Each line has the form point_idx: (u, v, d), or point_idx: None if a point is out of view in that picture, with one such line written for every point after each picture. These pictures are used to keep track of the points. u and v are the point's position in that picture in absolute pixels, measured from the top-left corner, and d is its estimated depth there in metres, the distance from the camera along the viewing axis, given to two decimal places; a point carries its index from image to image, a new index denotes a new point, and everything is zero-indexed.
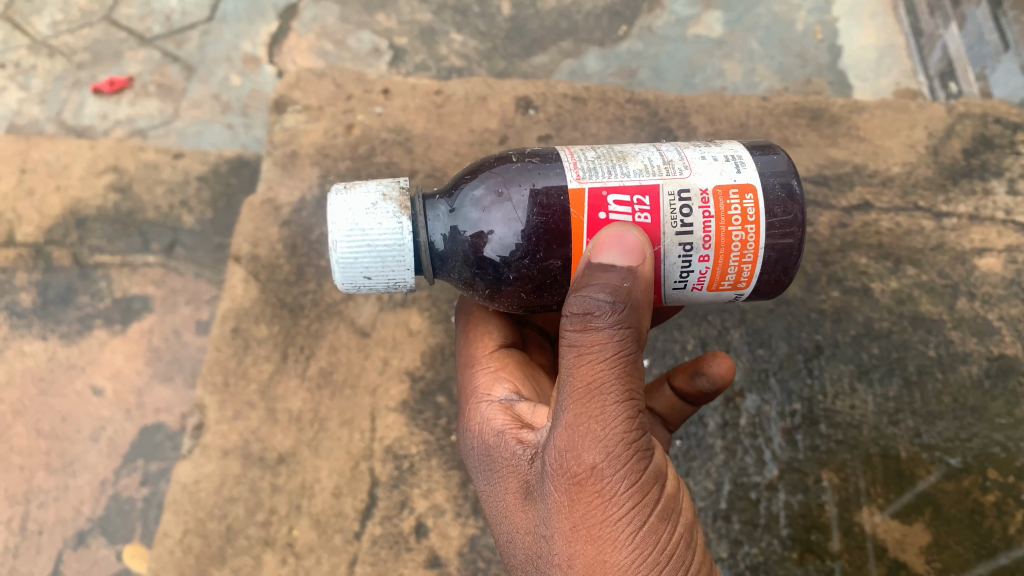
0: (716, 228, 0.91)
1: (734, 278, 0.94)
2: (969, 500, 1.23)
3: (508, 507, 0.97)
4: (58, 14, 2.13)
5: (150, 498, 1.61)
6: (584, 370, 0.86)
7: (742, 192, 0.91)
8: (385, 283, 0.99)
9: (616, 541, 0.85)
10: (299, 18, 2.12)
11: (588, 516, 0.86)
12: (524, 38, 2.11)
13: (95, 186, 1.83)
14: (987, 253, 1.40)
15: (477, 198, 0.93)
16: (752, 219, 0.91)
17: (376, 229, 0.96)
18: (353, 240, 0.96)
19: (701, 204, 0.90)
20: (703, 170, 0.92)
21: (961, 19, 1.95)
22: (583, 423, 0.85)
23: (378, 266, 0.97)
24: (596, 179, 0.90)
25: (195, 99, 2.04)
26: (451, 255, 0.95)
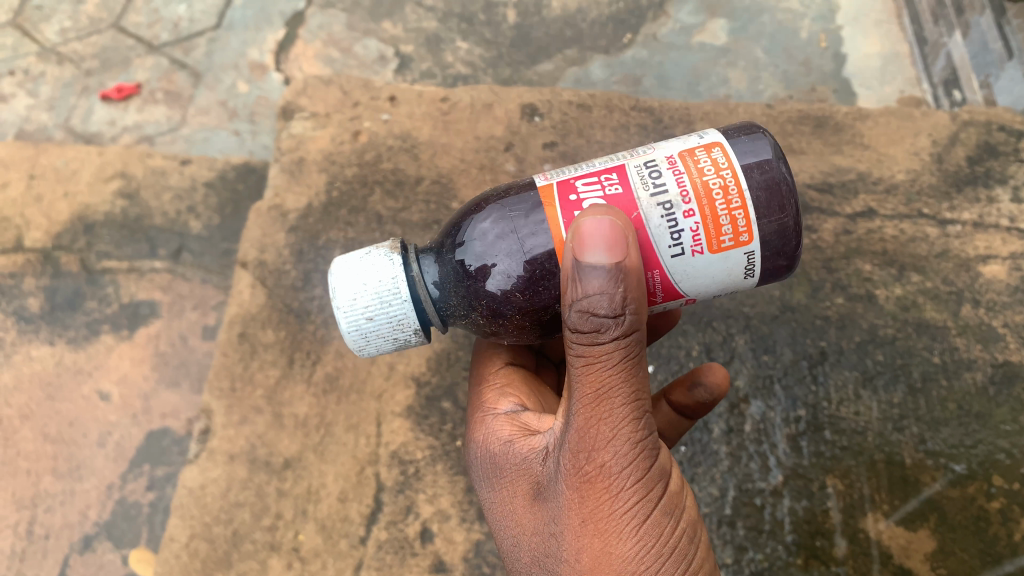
0: (690, 182, 0.86)
1: (731, 230, 0.85)
2: (974, 507, 1.23)
3: (516, 509, 0.98)
4: (68, 22, 2.34)
5: (156, 503, 1.64)
6: (592, 377, 0.86)
7: (709, 149, 0.88)
8: (388, 323, 0.99)
9: (623, 538, 0.86)
10: (306, 27, 2.29)
11: (596, 511, 0.87)
12: (528, 46, 2.21)
13: (103, 192, 1.84)
14: (992, 261, 1.40)
15: (484, 231, 0.91)
16: (725, 166, 0.87)
17: (371, 271, 0.98)
18: (351, 287, 0.98)
19: (671, 167, 0.88)
20: (668, 146, 0.91)
21: (966, 27, 1.98)
22: (592, 425, 0.86)
23: (377, 304, 0.98)
24: (562, 175, 0.91)
25: (202, 105, 2.24)
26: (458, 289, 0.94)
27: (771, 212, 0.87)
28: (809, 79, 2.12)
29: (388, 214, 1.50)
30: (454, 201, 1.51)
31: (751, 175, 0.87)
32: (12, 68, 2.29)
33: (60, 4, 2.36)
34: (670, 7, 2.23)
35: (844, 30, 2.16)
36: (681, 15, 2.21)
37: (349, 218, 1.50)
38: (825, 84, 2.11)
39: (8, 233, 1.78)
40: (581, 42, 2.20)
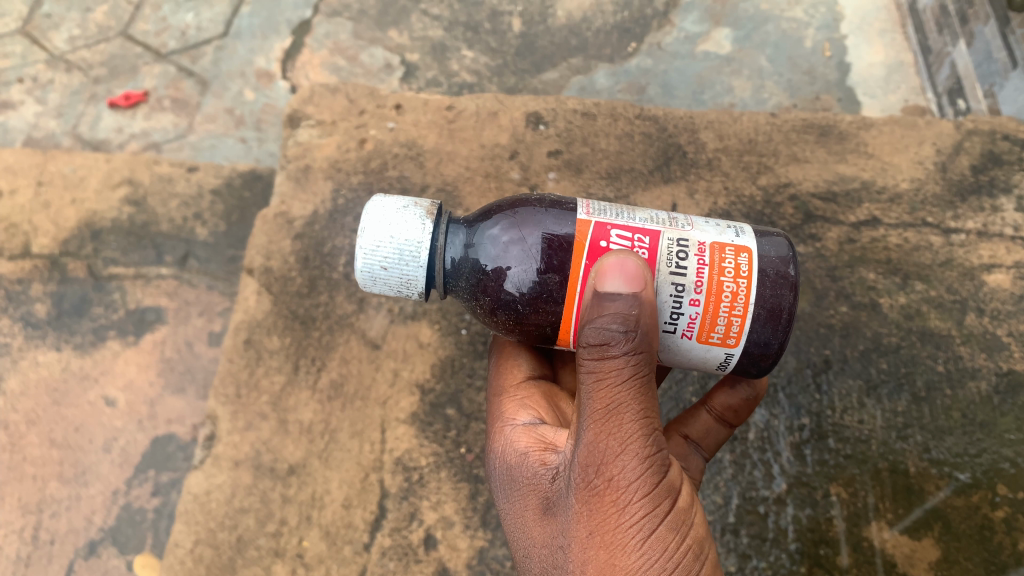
0: (708, 276, 0.91)
1: (723, 331, 0.92)
2: (978, 516, 1.23)
3: (525, 523, 0.98)
4: (77, 31, 2.37)
5: (161, 509, 1.65)
6: (603, 394, 0.87)
7: (738, 252, 0.93)
8: (398, 279, 1.00)
9: (629, 551, 0.86)
10: (313, 36, 2.31)
11: (603, 524, 0.87)
12: (534, 55, 2.24)
13: (110, 199, 1.85)
14: (996, 270, 1.40)
15: (495, 236, 0.95)
16: (744, 273, 0.92)
17: (401, 226, 1.00)
18: (377, 232, 1.00)
19: (698, 254, 0.92)
20: (704, 230, 0.95)
21: (970, 37, 1.99)
22: (601, 439, 0.87)
23: (395, 257, 0.99)
24: (603, 217, 0.94)
25: (210, 113, 2.26)
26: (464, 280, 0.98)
27: (766, 331, 0.93)
28: (813, 88, 2.13)
29: None
30: (459, 208, 1.52)
31: (764, 288, 0.93)
32: (22, 76, 2.32)
33: (69, 13, 2.40)
34: (675, 16, 2.25)
35: (848, 38, 2.18)
36: (686, 24, 2.24)
37: (354, 226, 1.51)
38: (829, 93, 2.11)
39: (16, 239, 1.79)
40: (586, 50, 2.23)
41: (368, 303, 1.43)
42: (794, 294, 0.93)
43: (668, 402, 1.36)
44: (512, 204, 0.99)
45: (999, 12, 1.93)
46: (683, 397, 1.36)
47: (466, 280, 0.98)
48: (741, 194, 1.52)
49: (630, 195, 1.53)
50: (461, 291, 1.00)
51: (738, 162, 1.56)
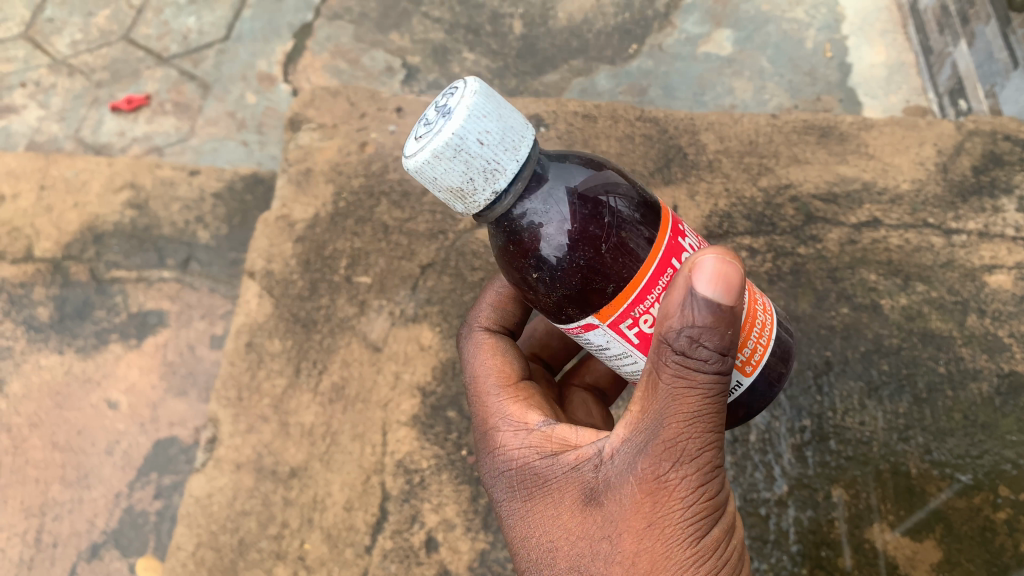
0: (750, 297, 0.87)
1: (748, 354, 0.85)
2: (980, 517, 1.22)
3: (555, 511, 0.88)
4: (79, 35, 2.40)
5: (164, 512, 1.63)
6: (687, 398, 0.78)
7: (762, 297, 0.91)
8: (488, 161, 0.77)
9: (686, 550, 0.80)
10: (314, 39, 2.32)
11: (662, 518, 0.80)
12: (535, 57, 2.24)
13: (112, 203, 1.86)
14: (997, 270, 1.40)
15: (595, 173, 0.81)
16: (769, 311, 0.90)
17: (508, 110, 0.79)
18: (484, 104, 0.77)
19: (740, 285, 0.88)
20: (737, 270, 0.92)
21: (971, 36, 1.97)
22: (677, 437, 0.79)
23: (501, 137, 0.77)
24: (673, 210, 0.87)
25: (212, 116, 2.27)
26: (546, 202, 0.78)
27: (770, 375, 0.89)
28: (814, 89, 2.13)
29: (394, 224, 1.51)
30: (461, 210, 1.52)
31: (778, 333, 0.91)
32: (24, 80, 2.34)
33: (71, 18, 2.43)
34: (676, 18, 2.26)
35: (850, 39, 2.18)
36: (687, 25, 2.24)
37: (356, 229, 1.51)
38: (831, 93, 2.12)
39: (19, 243, 1.80)
40: (587, 52, 2.23)
41: (369, 306, 1.44)
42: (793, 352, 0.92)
43: None
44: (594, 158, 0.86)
45: (999, 13, 1.90)
46: None
47: (549, 202, 0.78)
48: (741, 195, 1.52)
49: None
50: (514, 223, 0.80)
51: (739, 163, 1.57)
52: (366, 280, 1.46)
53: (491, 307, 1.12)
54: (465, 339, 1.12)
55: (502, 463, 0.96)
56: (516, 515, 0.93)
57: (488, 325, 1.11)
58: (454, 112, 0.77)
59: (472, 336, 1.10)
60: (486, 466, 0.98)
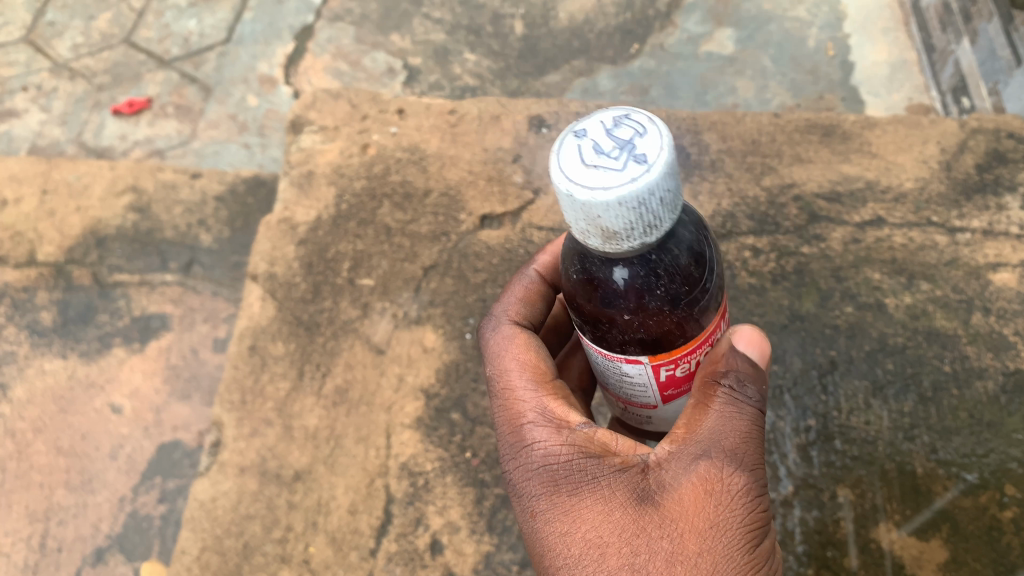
0: None
1: None
2: (986, 517, 1.22)
3: (601, 510, 0.84)
4: (80, 39, 2.40)
5: (168, 517, 1.63)
6: (739, 417, 0.83)
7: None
8: (653, 218, 0.65)
9: (743, 550, 0.81)
10: (316, 41, 2.33)
11: (722, 517, 0.81)
12: (537, 57, 2.24)
13: (114, 206, 1.86)
14: (1002, 269, 1.39)
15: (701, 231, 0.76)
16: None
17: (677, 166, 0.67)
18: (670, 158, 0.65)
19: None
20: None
21: (973, 35, 1.97)
22: (730, 450, 0.83)
23: (673, 197, 0.66)
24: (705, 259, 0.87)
25: (213, 119, 2.27)
26: (672, 253, 0.71)
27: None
28: (817, 88, 2.13)
29: (396, 226, 1.51)
30: (462, 212, 1.51)
31: None
32: (26, 84, 2.34)
33: (73, 21, 2.44)
34: (676, 17, 2.26)
35: (851, 38, 2.18)
36: (688, 24, 2.25)
37: (358, 231, 1.51)
38: (833, 92, 2.11)
39: (21, 247, 1.80)
40: (589, 52, 2.23)
41: (372, 307, 1.43)
42: None
43: None
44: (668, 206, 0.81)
45: (1001, 10, 1.90)
46: None
47: (676, 254, 0.71)
48: (744, 195, 1.52)
49: None
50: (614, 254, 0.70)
51: (741, 163, 1.56)
52: (369, 282, 1.46)
53: (516, 300, 1.04)
54: (485, 329, 1.03)
55: (535, 463, 0.90)
56: (549, 518, 0.87)
57: (514, 316, 1.02)
58: (650, 160, 0.64)
59: (499, 327, 1.02)
60: (510, 466, 0.93)
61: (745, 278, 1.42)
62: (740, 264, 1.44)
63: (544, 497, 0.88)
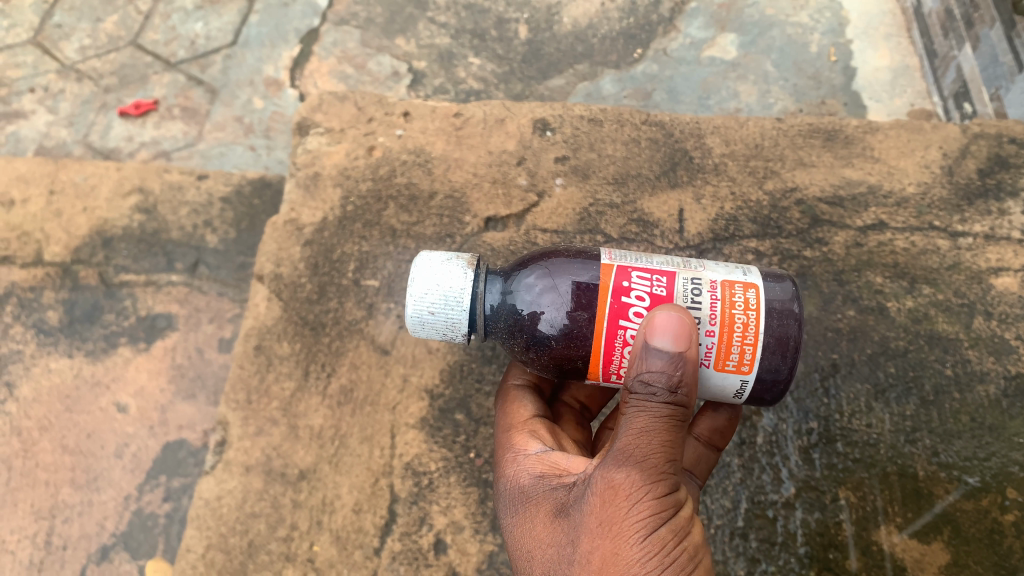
0: (721, 310, 0.97)
1: (737, 359, 0.97)
2: (988, 519, 1.23)
3: (537, 520, 1.02)
4: (87, 41, 2.42)
5: (173, 514, 1.66)
6: (639, 421, 0.93)
7: (745, 288, 0.99)
8: (444, 322, 1.06)
9: (632, 540, 0.91)
10: (321, 44, 2.35)
11: (612, 514, 0.92)
12: (540, 61, 2.27)
13: (121, 207, 1.87)
14: (1003, 273, 1.41)
15: (529, 284, 1.02)
16: (753, 307, 0.97)
17: (446, 276, 1.06)
18: (424, 281, 1.06)
19: (711, 293, 0.98)
20: (713, 271, 1.01)
21: (975, 40, 1.98)
22: (628, 452, 0.93)
23: (440, 303, 1.05)
24: (625, 260, 1.01)
25: (219, 121, 2.31)
26: (500, 316, 1.05)
27: (775, 356, 0.98)
28: (819, 93, 2.17)
29: (401, 227, 1.51)
30: (467, 214, 1.52)
31: (771, 321, 0.98)
32: (33, 85, 2.36)
33: (80, 23, 2.45)
34: (680, 23, 2.28)
35: (853, 43, 2.21)
36: (691, 30, 2.27)
37: (364, 232, 1.51)
38: (835, 97, 2.15)
39: (28, 247, 1.81)
40: (592, 57, 2.27)
41: (377, 308, 1.44)
42: (798, 325, 0.99)
43: None
44: (559, 252, 1.05)
45: (1003, 16, 1.90)
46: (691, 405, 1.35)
47: (503, 318, 1.04)
48: (747, 199, 1.52)
49: (637, 201, 1.53)
50: (491, 334, 1.07)
51: (744, 167, 1.56)
52: (375, 283, 1.46)
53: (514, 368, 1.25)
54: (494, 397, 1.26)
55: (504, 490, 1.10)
56: (507, 529, 1.06)
57: (512, 377, 1.23)
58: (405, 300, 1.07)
59: (498, 395, 1.24)
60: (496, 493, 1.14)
61: None
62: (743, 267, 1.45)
63: (506, 518, 1.08)
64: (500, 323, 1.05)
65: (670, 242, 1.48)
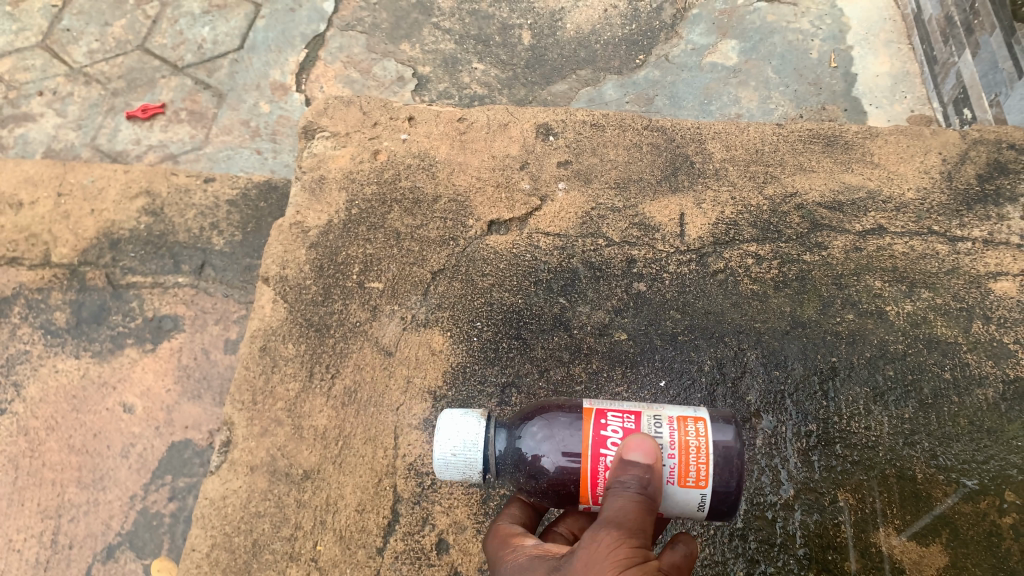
0: (677, 436, 0.97)
1: (695, 475, 0.96)
2: (985, 522, 1.23)
3: None
4: (95, 45, 2.46)
5: (178, 513, 1.67)
6: (615, 496, 0.92)
7: (697, 420, 1.00)
8: (464, 464, 1.04)
9: None
10: (327, 49, 2.43)
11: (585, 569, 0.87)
12: (543, 67, 2.40)
13: (128, 209, 1.92)
14: (1002, 278, 1.43)
15: (534, 429, 1.02)
16: (705, 434, 0.98)
17: (465, 423, 1.05)
18: (447, 429, 1.05)
19: (669, 423, 0.99)
20: (670, 408, 1.02)
21: (975, 46, 2.05)
22: (610, 519, 0.91)
23: (462, 446, 1.03)
24: (601, 404, 1.03)
25: (225, 125, 2.33)
26: (507, 456, 1.04)
27: (724, 474, 0.98)
28: (819, 99, 2.27)
29: (406, 230, 1.53)
30: (471, 217, 1.54)
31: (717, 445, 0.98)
32: (41, 88, 2.39)
33: (88, 28, 2.49)
34: (682, 30, 2.43)
35: (853, 50, 2.34)
36: (693, 36, 2.41)
37: (369, 235, 1.53)
38: (836, 103, 2.25)
39: (37, 249, 1.85)
40: (596, 62, 2.40)
41: (381, 310, 1.45)
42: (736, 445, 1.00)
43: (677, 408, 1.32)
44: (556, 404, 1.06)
45: (1004, 23, 1.97)
46: (692, 404, 1.33)
47: (510, 458, 1.04)
48: (747, 203, 1.54)
49: (639, 205, 1.54)
50: (502, 475, 1.06)
51: (744, 171, 1.58)
52: (379, 285, 1.48)
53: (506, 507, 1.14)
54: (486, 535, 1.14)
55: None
56: None
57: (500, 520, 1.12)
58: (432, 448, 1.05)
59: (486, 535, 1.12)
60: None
61: (748, 284, 1.43)
62: (743, 271, 1.46)
63: None
64: (507, 463, 1.04)
65: (671, 245, 1.49)
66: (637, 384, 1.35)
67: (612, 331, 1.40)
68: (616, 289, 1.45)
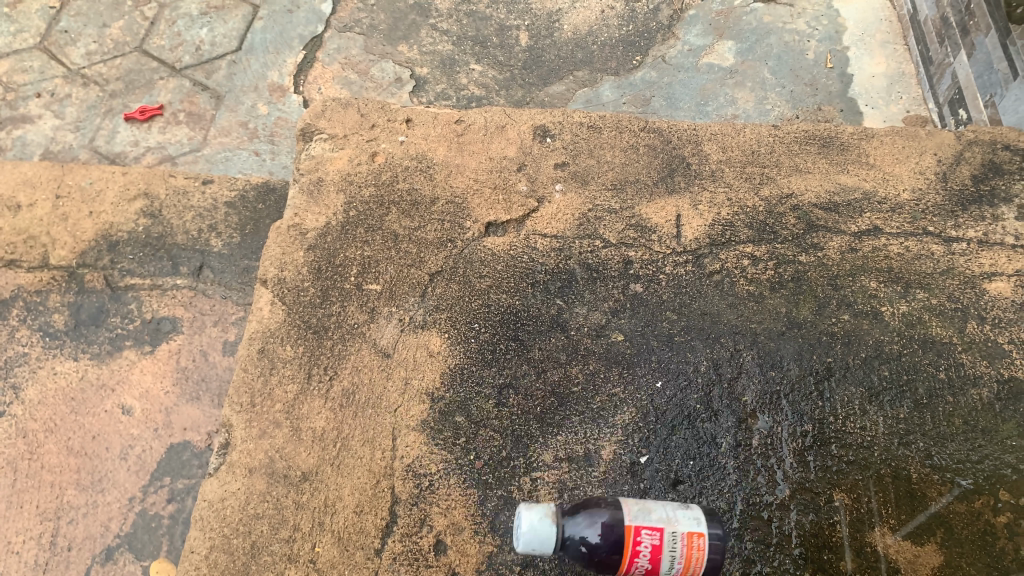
0: (685, 546, 1.07)
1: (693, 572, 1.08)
2: (980, 522, 1.23)
3: None
4: (93, 46, 2.46)
5: (177, 515, 1.68)
6: None
7: (702, 534, 1.09)
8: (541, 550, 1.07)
9: None
10: (325, 51, 2.45)
11: None
12: (540, 68, 2.42)
13: (127, 211, 1.92)
14: (996, 278, 1.44)
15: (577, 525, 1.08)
16: (709, 548, 1.09)
17: (546, 524, 1.07)
18: (528, 527, 1.07)
19: (682, 538, 1.08)
20: (681, 515, 1.10)
21: (971, 47, 2.06)
22: None
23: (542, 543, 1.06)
24: (631, 509, 1.09)
25: (224, 126, 2.34)
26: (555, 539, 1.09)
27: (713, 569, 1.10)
28: (815, 100, 2.29)
29: (403, 232, 1.54)
30: (468, 219, 1.55)
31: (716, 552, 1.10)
32: (39, 90, 2.39)
33: (86, 29, 2.49)
34: (679, 30, 2.46)
35: (849, 51, 2.37)
36: (689, 37, 2.44)
37: (367, 237, 1.54)
38: (831, 104, 2.28)
39: (35, 251, 1.85)
40: (593, 63, 2.43)
41: (379, 312, 1.46)
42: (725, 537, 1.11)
43: (673, 409, 1.33)
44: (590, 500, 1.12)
45: (999, 24, 1.98)
46: (688, 405, 1.33)
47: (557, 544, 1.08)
48: (744, 204, 1.54)
49: (636, 206, 1.55)
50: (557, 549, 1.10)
51: (741, 173, 1.59)
52: (377, 287, 1.48)
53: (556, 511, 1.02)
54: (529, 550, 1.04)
55: None
56: None
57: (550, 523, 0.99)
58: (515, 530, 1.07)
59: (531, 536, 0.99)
60: None
61: (744, 285, 1.44)
62: (739, 272, 1.46)
63: None
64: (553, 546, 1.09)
65: (668, 247, 1.50)
66: (634, 384, 1.36)
67: (609, 332, 1.41)
68: (613, 290, 1.45)
